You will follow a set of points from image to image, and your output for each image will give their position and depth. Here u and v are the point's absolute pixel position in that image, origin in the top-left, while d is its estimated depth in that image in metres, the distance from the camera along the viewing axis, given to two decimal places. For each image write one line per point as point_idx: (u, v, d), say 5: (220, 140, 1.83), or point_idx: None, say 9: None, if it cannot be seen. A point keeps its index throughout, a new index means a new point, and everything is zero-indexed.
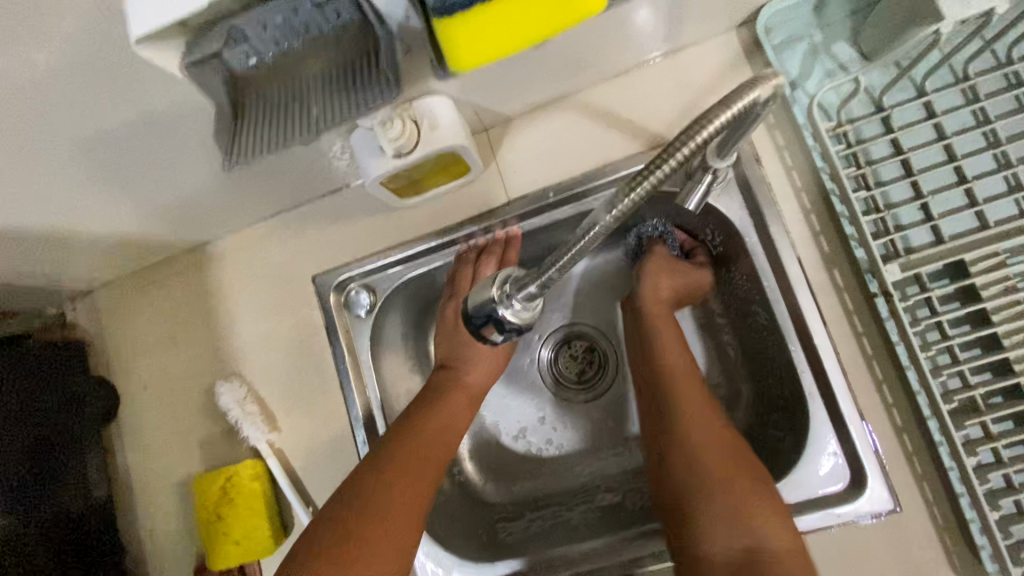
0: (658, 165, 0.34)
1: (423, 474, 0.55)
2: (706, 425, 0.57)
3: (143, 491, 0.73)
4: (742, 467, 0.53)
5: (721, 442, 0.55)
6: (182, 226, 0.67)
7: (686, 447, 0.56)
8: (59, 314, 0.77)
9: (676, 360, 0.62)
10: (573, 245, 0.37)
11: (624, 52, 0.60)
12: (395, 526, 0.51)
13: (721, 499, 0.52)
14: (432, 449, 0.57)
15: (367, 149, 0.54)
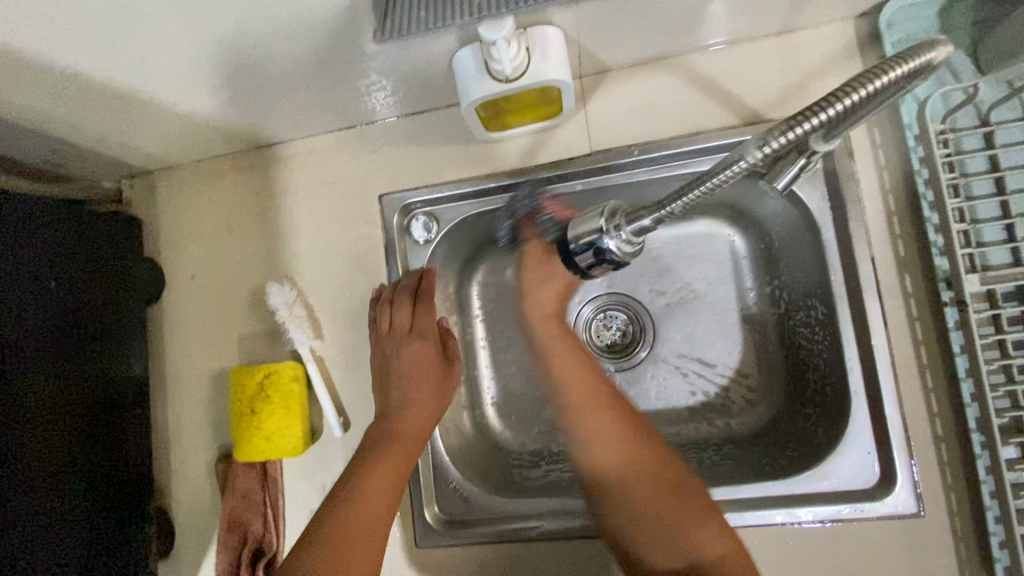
0: (818, 108, 0.37)
1: (376, 505, 0.57)
2: (611, 441, 0.60)
3: (177, 378, 0.73)
4: (666, 490, 0.58)
5: (629, 454, 0.59)
6: (261, 120, 0.66)
7: (614, 469, 0.59)
8: (117, 188, 0.77)
9: (584, 382, 0.64)
10: (711, 177, 0.41)
11: (741, 21, 0.59)
12: (371, 516, 0.57)
13: (648, 525, 0.57)
14: (402, 459, 0.61)
15: (472, 68, 0.54)
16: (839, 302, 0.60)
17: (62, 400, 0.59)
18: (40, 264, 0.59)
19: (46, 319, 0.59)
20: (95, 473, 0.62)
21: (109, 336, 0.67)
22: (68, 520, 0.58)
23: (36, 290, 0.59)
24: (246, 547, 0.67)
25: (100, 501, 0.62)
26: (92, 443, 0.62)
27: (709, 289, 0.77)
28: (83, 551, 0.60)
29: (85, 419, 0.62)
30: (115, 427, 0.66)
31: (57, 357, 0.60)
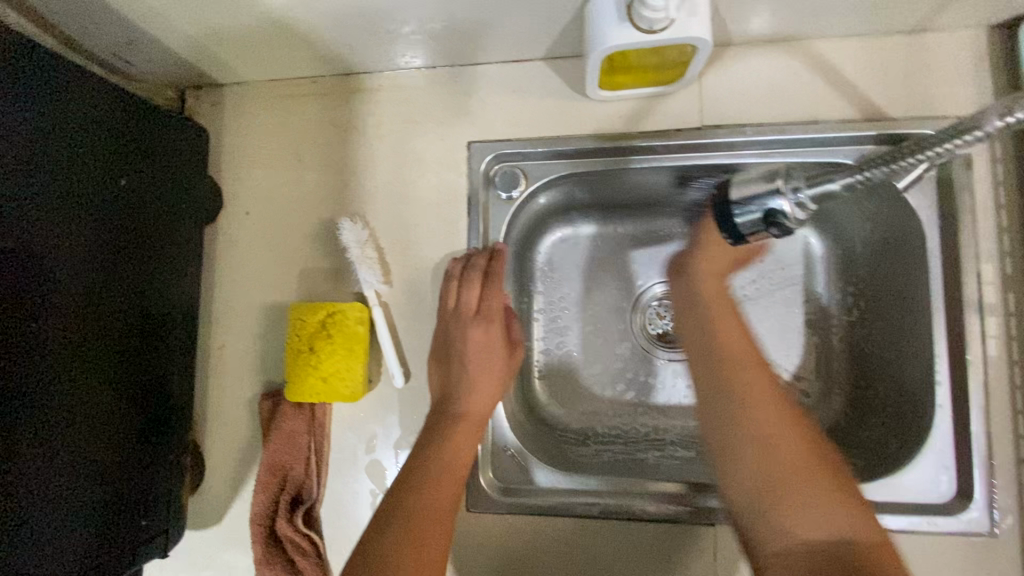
0: None
1: (450, 487, 0.55)
2: (765, 405, 0.54)
3: (225, 307, 0.69)
4: (798, 433, 0.53)
5: (801, 444, 0.52)
6: (359, 44, 0.62)
7: (744, 417, 0.54)
8: (180, 96, 0.72)
9: (738, 345, 0.58)
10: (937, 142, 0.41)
11: (885, 12, 0.57)
12: (445, 498, 0.54)
13: (782, 486, 0.50)
14: (462, 445, 0.57)
15: (613, 12, 0.50)
16: (936, 313, 0.59)
17: (99, 318, 0.54)
18: (95, 164, 0.54)
19: (95, 226, 0.53)
20: (128, 404, 0.57)
21: (159, 257, 0.61)
22: (94, 450, 0.53)
23: (89, 191, 0.53)
24: (285, 492, 0.63)
25: (131, 433, 0.57)
26: (128, 371, 0.57)
27: (783, 284, 0.72)
28: (109, 485, 0.55)
29: (123, 344, 0.56)
30: (155, 357, 0.60)
31: (99, 270, 0.54)
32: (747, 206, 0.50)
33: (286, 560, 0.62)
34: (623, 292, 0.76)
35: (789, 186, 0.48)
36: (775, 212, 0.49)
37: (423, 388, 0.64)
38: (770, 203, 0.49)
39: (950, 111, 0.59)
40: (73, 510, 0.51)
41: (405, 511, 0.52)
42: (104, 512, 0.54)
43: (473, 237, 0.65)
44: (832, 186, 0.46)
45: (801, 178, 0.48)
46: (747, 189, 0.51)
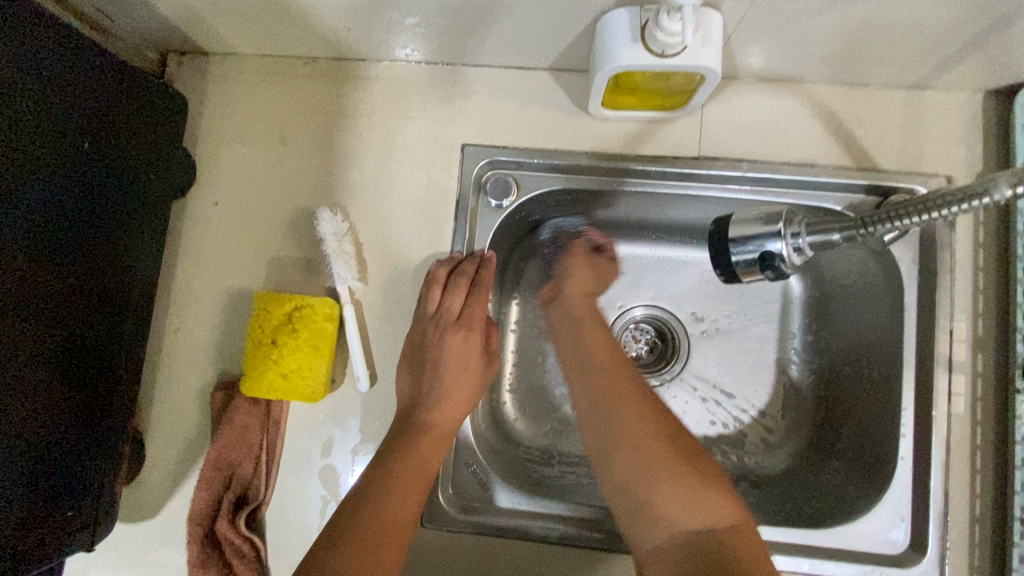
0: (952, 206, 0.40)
1: (409, 499, 0.52)
2: (633, 418, 0.54)
3: (184, 287, 0.65)
4: (655, 426, 0.54)
5: (649, 436, 0.53)
6: (360, 30, 0.60)
7: (617, 440, 0.54)
8: (161, 59, 0.68)
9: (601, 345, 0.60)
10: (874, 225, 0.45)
11: (889, 65, 0.58)
12: (403, 509, 0.52)
13: (635, 480, 0.52)
14: (426, 458, 0.55)
15: (627, 31, 0.50)
16: (907, 367, 0.60)
17: (45, 291, 0.49)
18: (40, 119, 0.48)
19: (34, 187, 0.48)
20: (57, 389, 0.51)
21: (109, 229, 0.55)
22: (10, 439, 0.47)
23: (29, 148, 0.47)
24: (229, 491, 0.60)
25: (55, 421, 0.51)
26: (59, 351, 0.51)
27: (756, 321, 0.73)
28: (24, 478, 0.49)
29: (55, 321, 0.51)
30: (92, 339, 0.55)
31: (36, 237, 0.48)
32: (745, 246, 0.49)
33: (222, 563, 0.59)
34: (600, 312, 0.75)
35: (790, 231, 0.48)
36: (773, 255, 0.49)
37: (389, 394, 0.62)
38: (767, 246, 0.49)
39: (940, 169, 0.60)
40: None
41: (363, 520, 0.49)
42: (16, 508, 0.48)
43: (457, 241, 0.63)
44: (834, 239, 0.47)
45: (800, 222, 0.49)
46: (746, 226, 0.50)
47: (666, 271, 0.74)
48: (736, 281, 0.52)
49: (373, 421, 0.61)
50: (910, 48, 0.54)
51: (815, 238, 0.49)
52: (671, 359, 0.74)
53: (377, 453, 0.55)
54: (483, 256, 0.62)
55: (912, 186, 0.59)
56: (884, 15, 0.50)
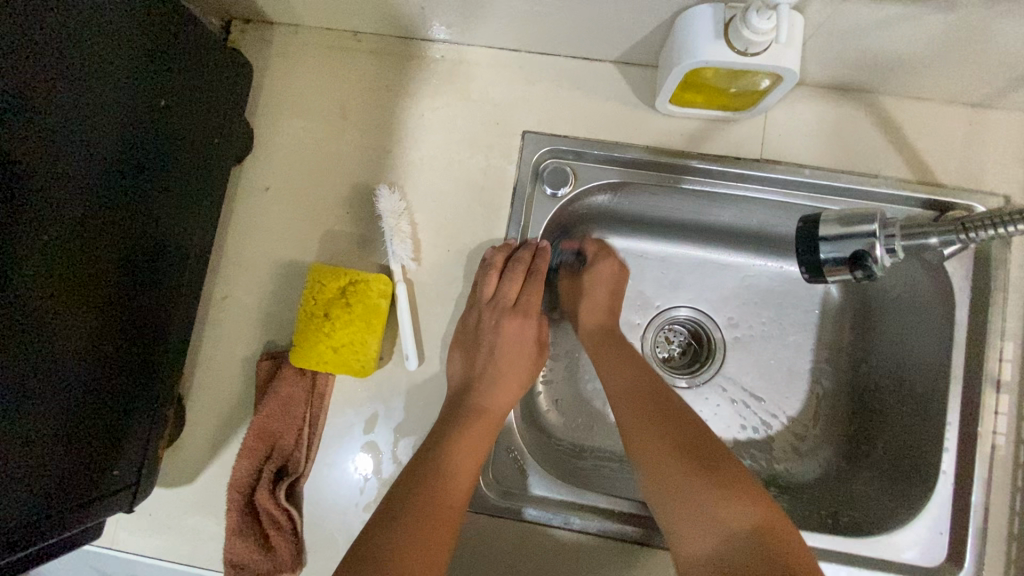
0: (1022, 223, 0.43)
1: (458, 485, 0.52)
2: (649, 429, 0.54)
3: (235, 255, 0.65)
4: (682, 452, 0.52)
5: (649, 426, 0.54)
6: (433, 11, 0.60)
7: (641, 445, 0.54)
8: (223, 26, 0.68)
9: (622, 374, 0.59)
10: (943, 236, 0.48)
11: (959, 81, 0.58)
12: (453, 494, 0.51)
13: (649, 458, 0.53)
14: (476, 443, 0.55)
15: (711, 28, 0.50)
16: (955, 383, 0.60)
17: (108, 247, 0.49)
18: (110, 73, 0.47)
19: (100, 142, 0.47)
20: (106, 349, 0.50)
21: (164, 192, 0.55)
22: (55, 395, 0.46)
23: (101, 102, 0.47)
24: (270, 462, 0.59)
25: (101, 382, 0.51)
26: (110, 311, 0.50)
27: (796, 328, 0.73)
28: (70, 436, 0.48)
29: (110, 280, 0.50)
30: (147, 300, 0.55)
31: (98, 192, 0.47)
32: (836, 245, 0.49)
33: (260, 534, 0.59)
34: (639, 310, 0.75)
35: (885, 234, 0.48)
36: (865, 255, 0.48)
37: (436, 376, 0.62)
38: (860, 245, 0.48)
39: (1000, 188, 0.60)
40: (24, 460, 0.44)
41: (415, 503, 0.49)
42: (61, 466, 0.47)
43: (512, 228, 0.63)
44: (930, 242, 0.48)
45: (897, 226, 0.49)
46: (833, 226, 0.49)
47: (708, 273, 0.75)
48: (819, 279, 0.51)
49: (418, 400, 0.61)
50: (985, 65, 0.54)
51: (907, 242, 0.49)
52: (705, 361, 0.74)
53: (427, 438, 0.55)
54: (537, 245, 0.62)
55: (971, 204, 0.60)
56: (968, 30, 0.50)
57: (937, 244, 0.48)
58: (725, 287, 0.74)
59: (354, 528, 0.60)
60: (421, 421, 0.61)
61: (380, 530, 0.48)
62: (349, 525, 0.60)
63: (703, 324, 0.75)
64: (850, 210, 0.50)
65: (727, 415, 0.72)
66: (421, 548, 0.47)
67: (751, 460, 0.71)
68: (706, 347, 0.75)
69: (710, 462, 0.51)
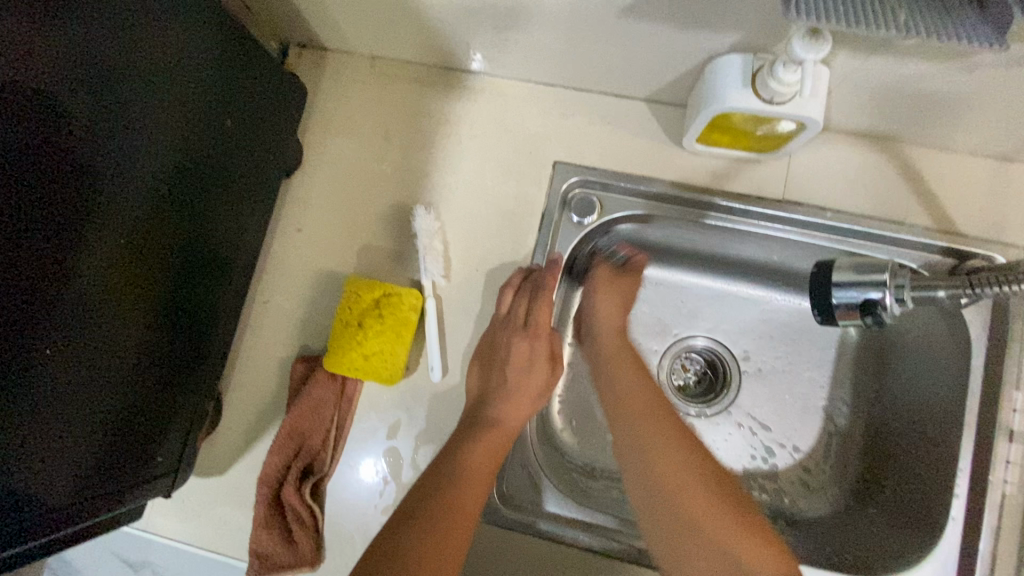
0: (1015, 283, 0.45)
1: (475, 491, 0.55)
2: (665, 450, 0.53)
3: (280, 262, 0.69)
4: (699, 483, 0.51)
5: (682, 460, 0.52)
6: (478, 46, 0.64)
7: (653, 457, 0.53)
8: (281, 49, 0.73)
9: (644, 398, 0.57)
10: (947, 288, 0.50)
11: (983, 136, 0.59)
12: (471, 498, 0.54)
13: (672, 490, 0.51)
14: (492, 452, 0.57)
15: (739, 76, 0.53)
16: (967, 430, 0.61)
17: (163, 252, 0.53)
18: (177, 88, 0.52)
19: (163, 152, 0.52)
20: (154, 341, 0.55)
21: (216, 200, 0.59)
22: (104, 385, 0.50)
23: (166, 117, 0.51)
24: (298, 460, 0.63)
25: (150, 371, 0.55)
26: (161, 309, 0.55)
27: (811, 363, 0.74)
28: (119, 420, 0.52)
29: (160, 279, 0.54)
30: (196, 300, 0.59)
31: (157, 198, 0.52)
32: (846, 291, 0.52)
33: (284, 527, 0.62)
34: (656, 337, 0.77)
35: (894, 283, 0.51)
36: (876, 303, 0.51)
37: (457, 388, 0.65)
38: (871, 293, 0.51)
39: (1019, 241, 0.61)
40: (78, 440, 0.48)
41: (438, 505, 0.53)
42: (109, 447, 0.52)
43: (538, 252, 0.66)
44: (937, 295, 0.51)
45: (905, 276, 0.51)
46: (844, 273, 0.52)
47: (727, 306, 0.76)
48: (832, 321, 0.54)
49: (440, 410, 0.64)
50: (1009, 121, 0.56)
51: (917, 293, 0.51)
52: (719, 392, 0.75)
53: (449, 447, 0.58)
54: (549, 259, 0.65)
55: (990, 253, 0.61)
56: (989, 89, 0.52)
57: (942, 298, 0.50)
58: (742, 320, 0.76)
59: (371, 528, 0.63)
60: (440, 432, 0.64)
61: (406, 528, 0.51)
62: (366, 527, 0.63)
63: (719, 355, 0.76)
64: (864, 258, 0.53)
65: (737, 445, 0.73)
66: (442, 545, 0.50)
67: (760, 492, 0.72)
68: (721, 377, 0.76)
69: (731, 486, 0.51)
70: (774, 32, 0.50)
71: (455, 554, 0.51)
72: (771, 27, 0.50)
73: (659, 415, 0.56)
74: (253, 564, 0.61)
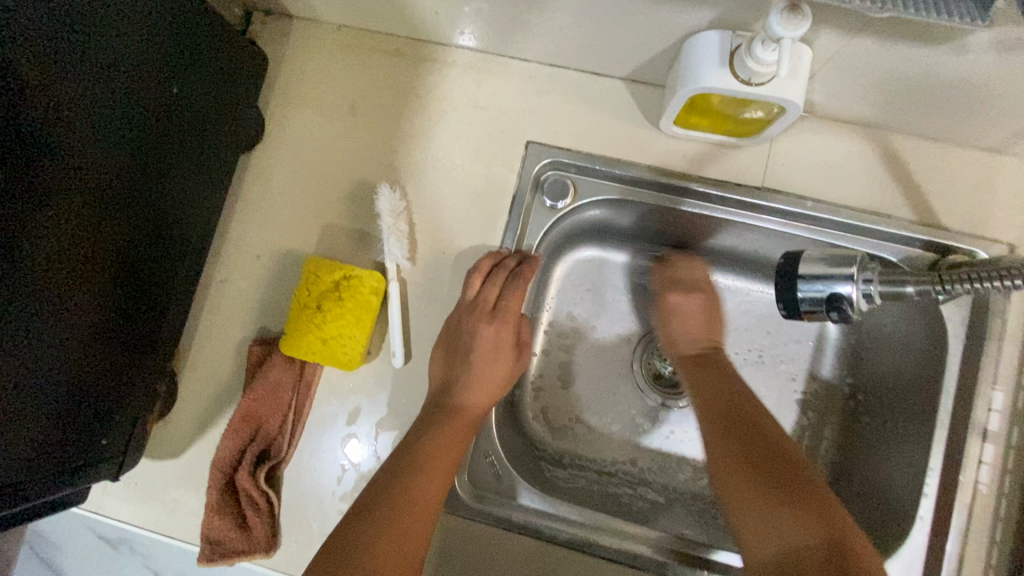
0: (971, 281, 0.44)
1: (438, 479, 0.53)
2: (716, 441, 0.54)
3: (239, 240, 0.67)
4: (754, 467, 0.51)
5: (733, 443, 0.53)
6: (448, 18, 0.61)
7: (731, 445, 0.53)
8: (245, 15, 0.70)
9: (714, 390, 0.58)
10: (915, 281, 0.48)
11: (971, 126, 0.57)
12: (431, 488, 0.53)
13: (729, 475, 0.51)
14: (454, 440, 0.56)
15: (716, 55, 0.50)
16: (941, 428, 0.59)
17: (112, 226, 0.51)
18: (128, 51, 0.48)
19: (114, 124, 0.48)
20: (102, 320, 0.52)
21: (172, 175, 0.56)
22: (49, 366, 0.47)
23: (117, 87, 0.48)
24: (253, 444, 0.61)
25: (101, 353, 0.53)
26: (109, 287, 0.52)
27: (788, 356, 0.72)
28: (63, 401, 0.50)
29: (108, 255, 0.51)
30: (147, 278, 0.57)
31: (106, 167, 0.49)
32: (813, 284, 0.51)
33: (237, 513, 0.60)
34: (631, 325, 0.75)
35: (861, 276, 0.50)
36: (842, 297, 0.50)
37: (421, 374, 0.63)
38: (837, 287, 0.50)
39: (1004, 236, 0.59)
40: (16, 423, 0.46)
41: (397, 497, 0.51)
42: (49, 430, 0.49)
43: (508, 235, 0.64)
44: (906, 290, 0.48)
45: (874, 269, 0.50)
46: (814, 265, 0.51)
47: None
48: (797, 317, 0.53)
49: (402, 396, 0.63)
50: (997, 111, 0.53)
51: (885, 287, 0.49)
52: None
53: (412, 432, 0.56)
54: (525, 252, 0.63)
55: (973, 248, 0.59)
56: (979, 74, 0.49)
57: (910, 293, 0.48)
58: (719, 311, 0.74)
59: (330, 515, 0.61)
60: (402, 418, 0.62)
61: (369, 517, 0.50)
62: (325, 514, 0.62)
63: None
64: (834, 251, 0.52)
65: None
66: (402, 534, 0.49)
67: None
68: None
69: (794, 469, 0.50)
70: (754, 6, 0.47)
71: (416, 540, 0.50)
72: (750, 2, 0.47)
73: (717, 409, 0.56)
74: (205, 549, 0.59)
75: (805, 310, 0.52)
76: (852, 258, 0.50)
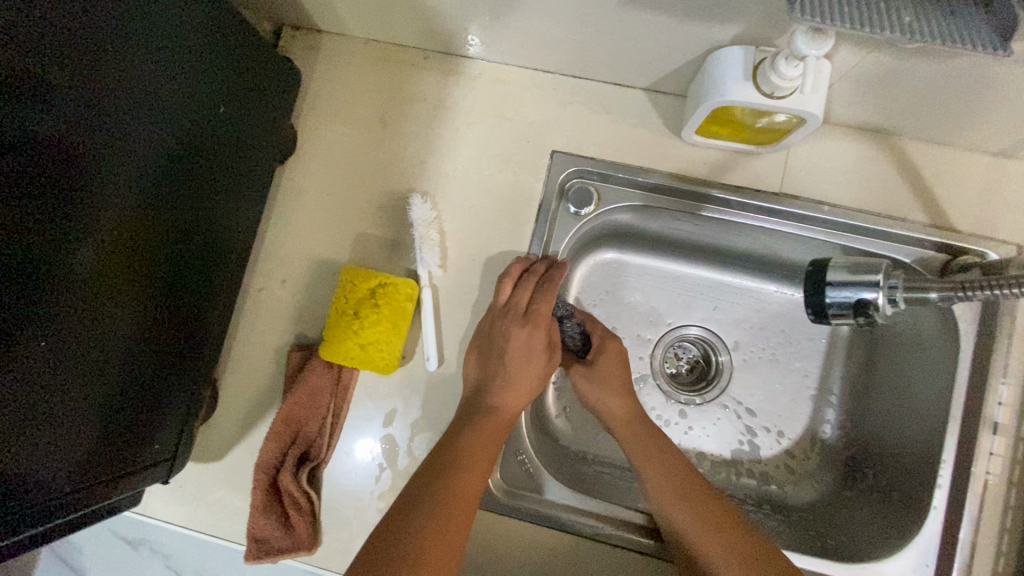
0: (983, 288, 0.47)
1: (475, 475, 0.55)
2: (670, 483, 0.59)
3: (275, 249, 0.69)
4: (698, 501, 0.58)
5: (676, 477, 0.59)
6: (477, 33, 0.63)
7: (666, 480, 0.60)
8: (275, 30, 0.72)
9: (646, 429, 0.63)
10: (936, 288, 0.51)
11: (981, 132, 0.59)
12: (470, 484, 0.55)
13: (672, 502, 0.58)
14: (490, 439, 0.58)
15: (740, 70, 0.52)
16: (954, 422, 0.62)
17: (158, 239, 0.53)
18: (172, 71, 0.50)
19: (159, 142, 0.51)
20: (149, 329, 0.54)
21: (213, 189, 0.59)
22: (102, 374, 0.50)
23: (163, 106, 0.50)
24: (294, 446, 0.64)
25: (142, 361, 0.54)
26: (156, 297, 0.54)
27: (804, 354, 0.75)
28: (117, 406, 0.52)
29: (155, 266, 0.53)
30: (191, 287, 0.59)
31: (152, 182, 0.51)
32: (841, 290, 0.54)
33: (280, 512, 0.63)
34: (651, 326, 0.77)
35: (887, 282, 0.53)
36: (869, 302, 0.53)
37: (454, 377, 0.65)
38: (864, 293, 0.53)
39: (1013, 237, 0.62)
40: (76, 428, 0.48)
41: (439, 494, 0.53)
42: (106, 434, 0.51)
43: (536, 241, 0.66)
44: (929, 296, 0.51)
45: (899, 276, 0.53)
46: (840, 272, 0.55)
47: (722, 295, 0.77)
48: (825, 321, 0.56)
49: (436, 398, 0.65)
50: (1007, 120, 0.56)
51: (910, 293, 0.53)
52: (711, 381, 0.76)
53: (449, 432, 0.58)
54: (553, 258, 0.65)
55: (983, 250, 0.61)
56: (991, 86, 0.51)
57: (933, 299, 0.51)
58: (736, 310, 0.76)
59: (368, 513, 0.64)
60: (436, 419, 0.65)
61: (415, 513, 0.51)
62: (364, 512, 0.64)
63: (711, 344, 0.77)
64: (859, 258, 0.55)
65: (725, 431, 0.74)
66: (445, 528, 0.51)
67: (751, 480, 0.73)
68: (714, 367, 0.77)
69: (721, 501, 0.58)
70: (777, 24, 0.49)
71: (456, 535, 0.51)
72: (774, 20, 0.49)
73: (661, 445, 0.62)
74: (251, 548, 0.62)
75: (833, 314, 0.56)
76: (877, 266, 0.53)
